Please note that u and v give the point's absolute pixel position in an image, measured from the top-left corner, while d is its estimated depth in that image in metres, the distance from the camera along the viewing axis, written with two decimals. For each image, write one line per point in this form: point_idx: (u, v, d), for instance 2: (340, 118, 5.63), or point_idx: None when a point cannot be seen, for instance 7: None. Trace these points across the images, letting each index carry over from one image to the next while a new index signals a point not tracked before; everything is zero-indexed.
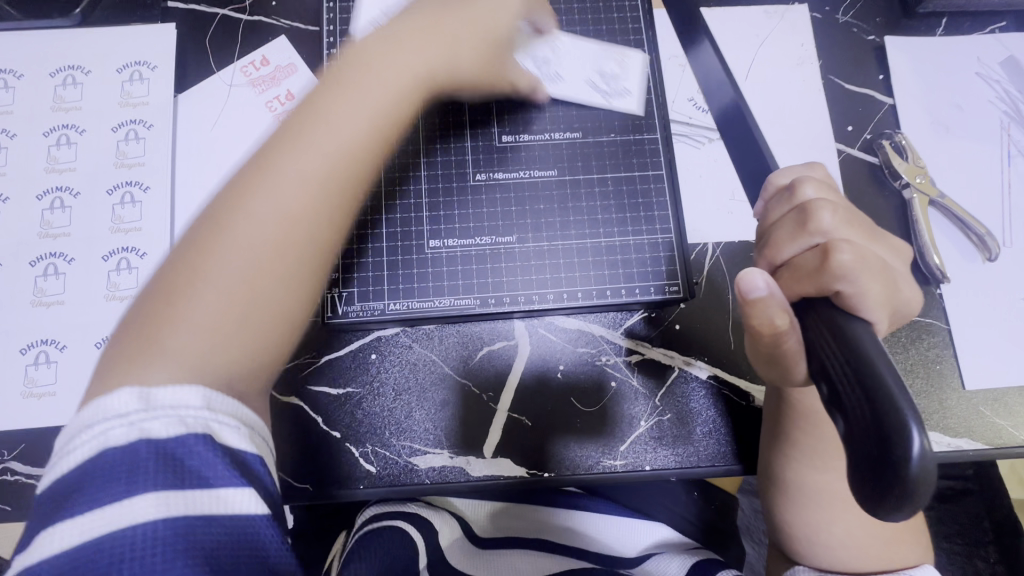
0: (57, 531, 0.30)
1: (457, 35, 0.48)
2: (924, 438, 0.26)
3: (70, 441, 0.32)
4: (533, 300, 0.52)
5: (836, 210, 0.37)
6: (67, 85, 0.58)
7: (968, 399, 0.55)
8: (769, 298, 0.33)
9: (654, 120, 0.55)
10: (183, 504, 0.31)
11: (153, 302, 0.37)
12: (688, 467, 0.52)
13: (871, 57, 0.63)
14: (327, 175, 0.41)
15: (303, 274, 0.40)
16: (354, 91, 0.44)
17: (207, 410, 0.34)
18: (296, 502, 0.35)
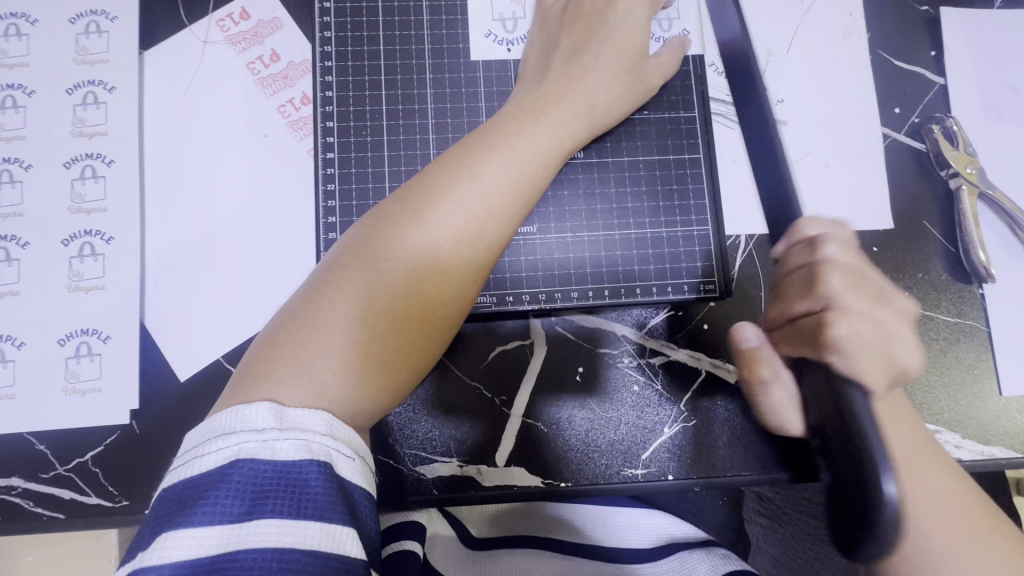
0: (175, 540, 0.28)
1: (605, 61, 0.44)
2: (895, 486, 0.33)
3: (205, 447, 0.31)
4: (554, 298, 0.47)
5: (849, 272, 0.37)
6: (9, 37, 0.49)
7: (1004, 405, 0.52)
8: (760, 349, 0.44)
9: (692, 94, 0.49)
10: (302, 536, 0.29)
11: (279, 332, 0.35)
12: (712, 476, 0.49)
13: (924, 31, 0.57)
14: (482, 230, 0.39)
15: (444, 319, 0.39)
16: (523, 145, 0.41)
17: (266, 438, 0.31)
18: (328, 562, 0.29)
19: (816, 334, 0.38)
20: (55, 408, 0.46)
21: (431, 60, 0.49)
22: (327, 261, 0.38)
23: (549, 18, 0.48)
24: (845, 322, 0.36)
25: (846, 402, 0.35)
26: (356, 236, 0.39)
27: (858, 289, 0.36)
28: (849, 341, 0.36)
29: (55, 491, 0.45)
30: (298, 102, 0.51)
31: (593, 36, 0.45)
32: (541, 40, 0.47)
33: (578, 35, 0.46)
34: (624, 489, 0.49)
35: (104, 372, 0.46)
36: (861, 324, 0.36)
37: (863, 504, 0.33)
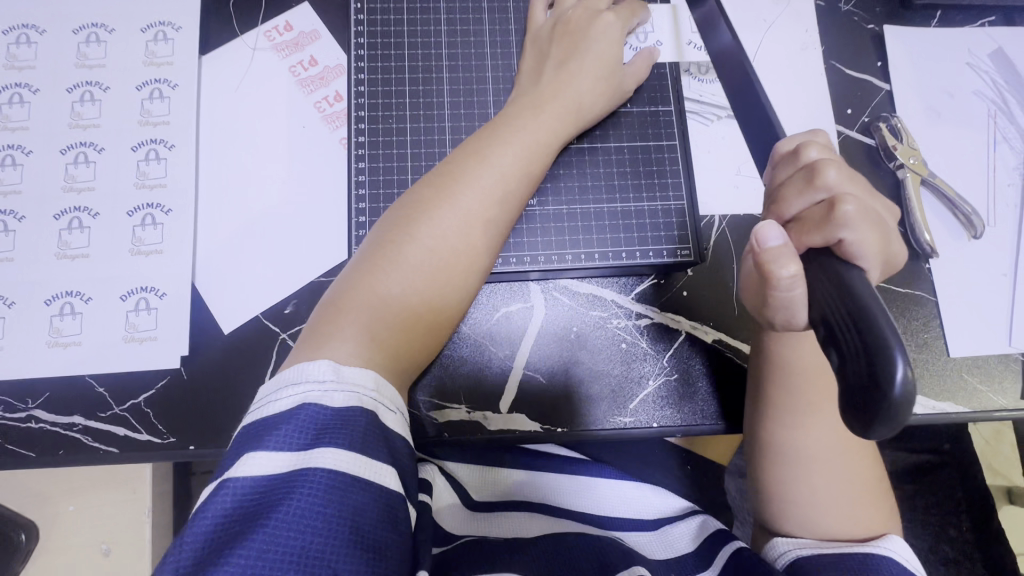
0: (251, 462, 0.34)
1: (588, 70, 0.53)
2: (907, 367, 0.29)
3: (275, 394, 0.37)
4: (552, 259, 0.54)
5: (840, 167, 0.40)
6: (90, 43, 0.58)
7: (953, 366, 0.59)
8: (784, 248, 0.38)
9: (667, 93, 0.58)
10: (353, 467, 0.35)
11: (321, 318, 0.43)
12: (692, 425, 0.55)
13: (871, 45, 0.66)
14: (466, 242, 0.47)
15: (445, 312, 0.47)
16: (494, 168, 0.48)
17: (327, 388, 0.37)
18: (371, 490, 0.35)
19: (826, 218, 0.38)
20: (115, 354, 0.52)
21: (448, 63, 0.58)
22: (346, 275, 0.46)
23: (540, 37, 0.56)
24: (853, 202, 0.38)
25: (845, 277, 0.36)
26: (366, 256, 0.46)
27: (851, 181, 0.40)
28: (857, 218, 0.37)
29: (110, 428, 0.51)
30: (332, 99, 0.60)
31: (581, 45, 0.54)
32: (534, 53, 0.56)
33: (564, 48, 0.54)
34: (614, 435, 0.55)
35: (160, 324, 0.53)
36: (864, 208, 0.39)
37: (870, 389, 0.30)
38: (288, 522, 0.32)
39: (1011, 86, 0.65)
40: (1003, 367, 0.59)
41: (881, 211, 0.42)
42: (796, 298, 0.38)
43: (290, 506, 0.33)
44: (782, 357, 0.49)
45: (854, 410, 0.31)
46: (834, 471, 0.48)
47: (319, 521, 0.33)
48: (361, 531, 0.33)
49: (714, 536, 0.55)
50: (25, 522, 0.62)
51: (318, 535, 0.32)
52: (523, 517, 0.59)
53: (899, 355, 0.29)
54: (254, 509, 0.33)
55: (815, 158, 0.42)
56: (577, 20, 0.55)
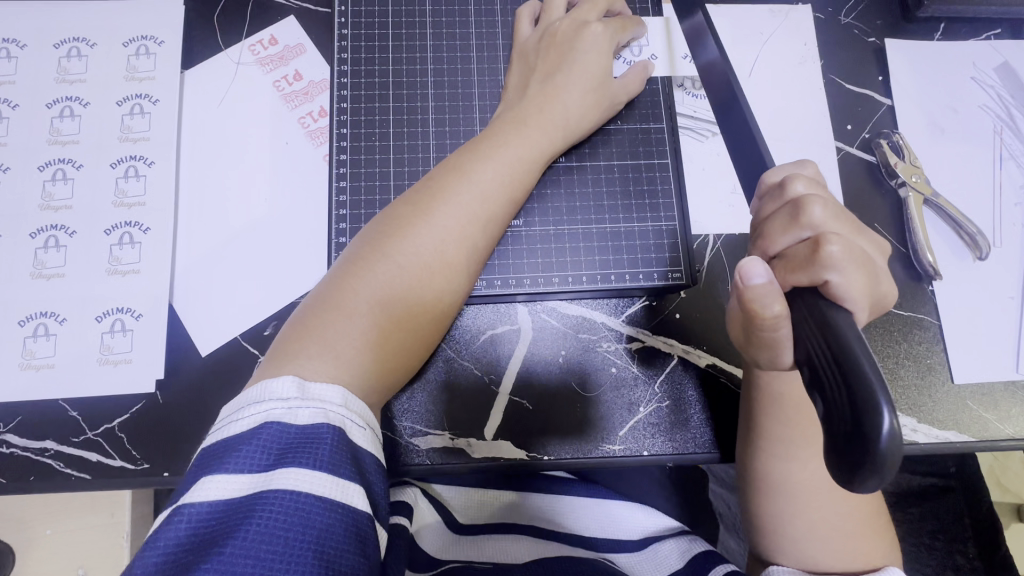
0: (209, 486, 0.33)
1: (576, 83, 0.51)
2: (894, 417, 0.28)
3: (237, 413, 0.36)
4: (539, 282, 0.52)
5: (826, 203, 0.39)
6: (71, 58, 0.57)
7: (957, 392, 0.57)
8: (770, 285, 0.36)
9: (660, 109, 0.56)
10: (317, 486, 0.33)
11: (292, 334, 0.42)
12: (684, 454, 0.53)
13: (872, 59, 0.64)
14: (444, 262, 0.45)
15: (421, 333, 0.45)
16: (475, 185, 0.47)
17: (290, 405, 0.36)
18: (335, 510, 0.33)
19: (812, 256, 0.37)
20: (89, 377, 0.51)
21: (433, 78, 0.57)
22: (320, 291, 0.44)
23: (527, 50, 0.54)
24: (839, 242, 0.36)
25: (828, 313, 0.34)
26: (340, 271, 0.44)
27: (837, 219, 0.38)
28: (843, 260, 0.36)
29: (83, 454, 0.50)
30: (316, 115, 0.59)
31: (569, 60, 0.52)
32: (520, 67, 0.54)
33: (552, 63, 0.52)
34: (603, 463, 0.53)
35: (135, 346, 0.52)
36: (851, 247, 0.37)
37: (859, 438, 0.28)
38: (244, 546, 0.30)
39: (1018, 101, 0.63)
40: (1010, 394, 0.56)
41: (869, 249, 0.40)
42: (782, 337, 0.37)
43: (247, 529, 0.31)
44: (772, 388, 0.47)
45: (838, 457, 0.30)
46: (830, 500, 0.46)
47: (276, 546, 0.31)
48: (323, 554, 0.32)
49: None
50: (1, 545, 0.60)
51: (276, 560, 0.30)
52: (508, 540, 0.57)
53: (885, 402, 0.28)
54: (210, 534, 0.32)
55: (801, 192, 0.40)
56: (564, 32, 0.53)
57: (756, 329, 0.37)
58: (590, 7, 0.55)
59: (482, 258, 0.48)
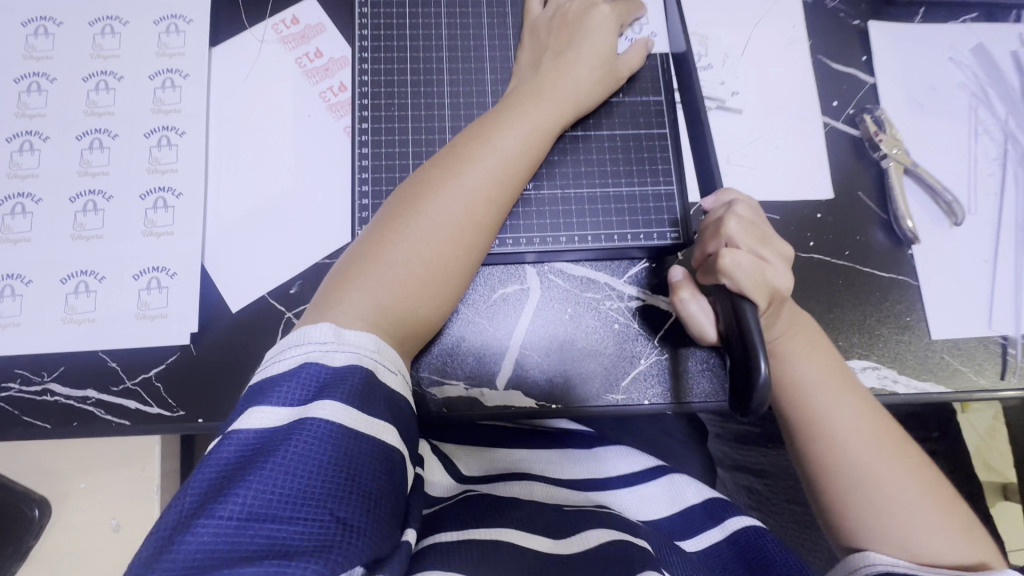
0: (257, 414, 0.38)
1: (584, 59, 0.55)
2: (766, 368, 0.42)
3: (278, 354, 0.40)
4: (547, 241, 0.56)
5: (742, 218, 0.49)
6: (105, 34, 0.61)
7: (934, 348, 0.61)
8: (683, 281, 0.55)
9: (658, 82, 0.60)
10: (352, 421, 0.38)
11: (332, 287, 0.46)
12: (681, 403, 0.58)
13: (856, 40, 0.68)
14: (470, 220, 0.49)
15: (449, 285, 0.49)
16: (496, 150, 0.51)
17: (328, 347, 0.40)
18: (365, 440, 0.38)
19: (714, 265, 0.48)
20: (126, 331, 0.54)
21: (448, 54, 0.61)
22: (357, 246, 0.48)
23: (538, 28, 0.58)
24: (734, 255, 0.47)
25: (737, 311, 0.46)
26: (376, 227, 0.48)
27: (746, 231, 0.48)
28: (735, 269, 0.46)
29: (122, 401, 0.54)
30: (336, 89, 0.62)
31: (576, 37, 0.56)
32: (533, 44, 0.58)
33: (560, 40, 0.57)
34: (607, 411, 0.57)
35: (170, 303, 0.55)
36: (747, 250, 0.47)
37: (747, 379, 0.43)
38: (287, 465, 0.35)
39: (992, 79, 0.67)
40: (983, 350, 0.61)
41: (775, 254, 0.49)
42: (693, 314, 0.54)
43: (289, 452, 0.36)
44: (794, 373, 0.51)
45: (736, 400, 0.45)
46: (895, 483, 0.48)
47: (313, 466, 0.36)
48: (354, 478, 0.36)
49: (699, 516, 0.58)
50: (39, 497, 0.64)
51: (313, 477, 0.35)
52: (517, 484, 0.58)
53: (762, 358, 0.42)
54: (257, 454, 0.36)
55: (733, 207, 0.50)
56: (574, 10, 0.57)
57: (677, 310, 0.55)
58: None
59: (503, 218, 0.52)
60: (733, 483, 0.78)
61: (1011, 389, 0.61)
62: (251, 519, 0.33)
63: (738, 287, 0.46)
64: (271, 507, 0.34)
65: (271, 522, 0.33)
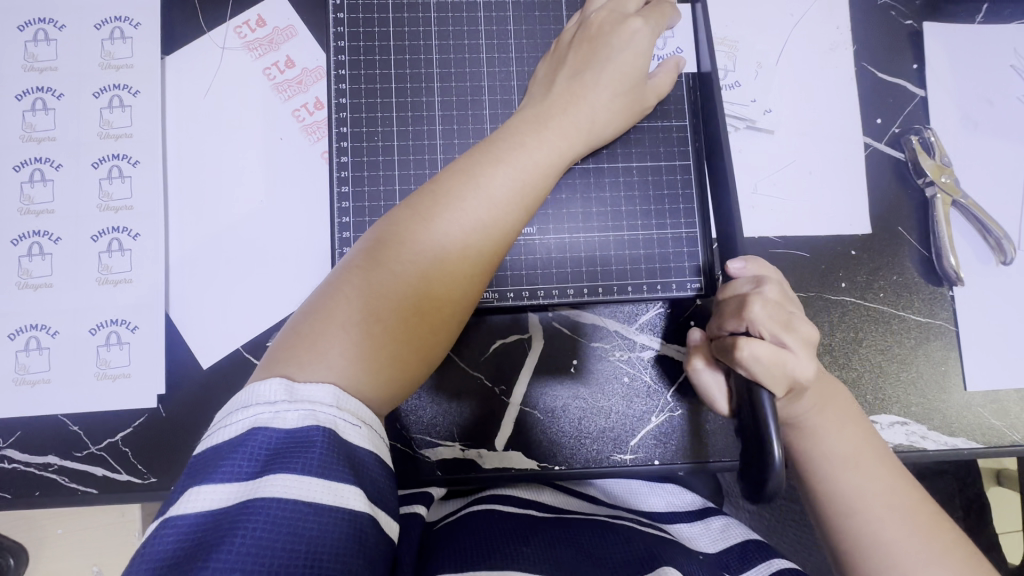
0: (196, 495, 0.30)
1: (607, 82, 0.47)
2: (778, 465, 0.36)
3: (225, 418, 0.33)
4: (552, 293, 0.52)
5: (770, 301, 0.42)
6: (39, 42, 0.52)
7: (969, 399, 0.56)
8: (699, 345, 0.50)
9: (684, 104, 0.53)
10: (308, 493, 0.30)
11: (305, 325, 0.37)
12: (696, 463, 0.53)
13: (907, 44, 0.60)
14: (445, 274, 0.40)
15: (437, 329, 0.40)
16: (507, 170, 0.43)
17: (278, 410, 0.32)
18: (328, 515, 0.30)
19: (731, 340, 0.43)
20: (86, 392, 0.49)
21: (440, 70, 0.52)
22: (335, 279, 0.40)
23: (560, 43, 0.51)
24: (750, 342, 0.40)
25: (754, 392, 0.39)
26: (358, 258, 0.40)
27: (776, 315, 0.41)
28: (753, 356, 0.40)
29: (88, 469, 0.49)
30: (312, 107, 0.54)
31: (599, 56, 0.48)
32: (549, 62, 0.51)
33: (580, 55, 0.48)
34: (614, 472, 0.53)
35: (134, 360, 0.50)
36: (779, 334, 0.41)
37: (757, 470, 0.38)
38: (239, 554, 0.28)
39: None
40: (1020, 401, 0.56)
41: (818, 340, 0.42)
42: (712, 386, 0.48)
43: (236, 542, 0.29)
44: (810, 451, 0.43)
45: (747, 492, 0.39)
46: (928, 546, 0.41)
47: (264, 555, 0.29)
48: (327, 559, 0.29)
49: (743, 547, 0.47)
50: (13, 545, 0.60)
51: (266, 570, 0.28)
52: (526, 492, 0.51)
53: (774, 456, 0.37)
54: (199, 544, 0.29)
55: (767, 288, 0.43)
56: (601, 24, 0.49)
57: (693, 379, 0.50)
58: None
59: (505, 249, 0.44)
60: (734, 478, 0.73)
61: None
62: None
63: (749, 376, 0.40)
64: None
65: None
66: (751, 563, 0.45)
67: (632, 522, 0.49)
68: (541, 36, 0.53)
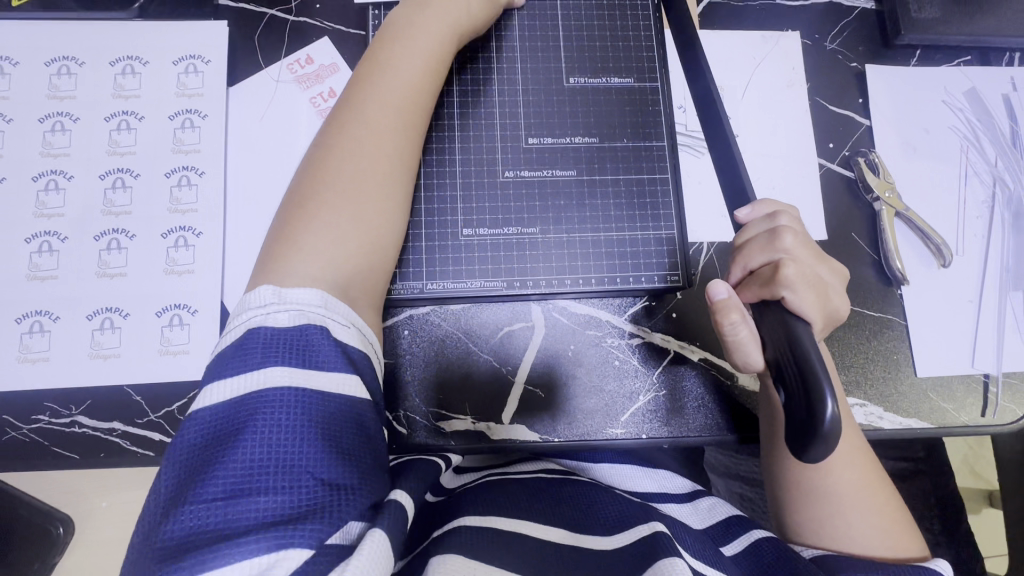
0: (215, 390, 0.37)
1: (437, 28, 0.56)
2: (835, 405, 0.36)
3: (228, 325, 0.41)
4: (553, 284, 0.60)
5: (798, 234, 0.45)
6: (126, 74, 0.63)
7: (919, 385, 0.64)
8: (731, 300, 0.44)
9: (662, 129, 0.64)
10: (310, 382, 0.38)
11: (274, 238, 0.47)
12: (679, 437, 0.60)
13: (853, 82, 0.70)
14: (362, 219, 0.48)
15: (377, 244, 0.49)
16: (354, 123, 0.50)
17: (271, 310, 0.40)
18: (332, 403, 0.39)
19: (771, 279, 0.43)
20: (150, 367, 0.57)
21: (459, 98, 0.63)
22: (284, 207, 0.48)
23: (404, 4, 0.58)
24: (793, 266, 0.43)
25: (793, 329, 0.40)
26: (300, 185, 0.49)
27: (805, 247, 0.44)
28: (796, 281, 0.43)
29: (148, 434, 0.56)
30: None
31: (420, 17, 0.56)
32: (390, 26, 0.56)
33: (401, 22, 0.56)
34: (608, 445, 0.60)
35: (192, 339, 0.58)
36: (805, 271, 0.44)
37: (806, 408, 0.37)
38: (258, 436, 0.35)
39: (983, 123, 0.70)
40: (966, 388, 0.64)
41: (829, 273, 0.46)
42: (743, 339, 0.44)
43: (257, 426, 0.36)
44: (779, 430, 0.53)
45: (790, 437, 0.38)
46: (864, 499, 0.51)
47: (283, 435, 0.36)
48: (329, 433, 0.37)
49: (725, 524, 0.53)
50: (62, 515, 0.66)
51: (285, 446, 0.36)
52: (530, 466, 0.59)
53: (829, 394, 0.36)
54: (225, 429, 0.36)
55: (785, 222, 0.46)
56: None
57: (721, 335, 0.45)
58: None
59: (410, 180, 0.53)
60: (727, 489, 0.81)
61: (993, 424, 0.64)
62: (233, 497, 0.34)
63: (795, 304, 0.42)
64: (260, 476, 0.35)
65: (256, 494, 0.34)
66: (735, 533, 0.52)
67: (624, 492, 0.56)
68: (543, 71, 0.64)
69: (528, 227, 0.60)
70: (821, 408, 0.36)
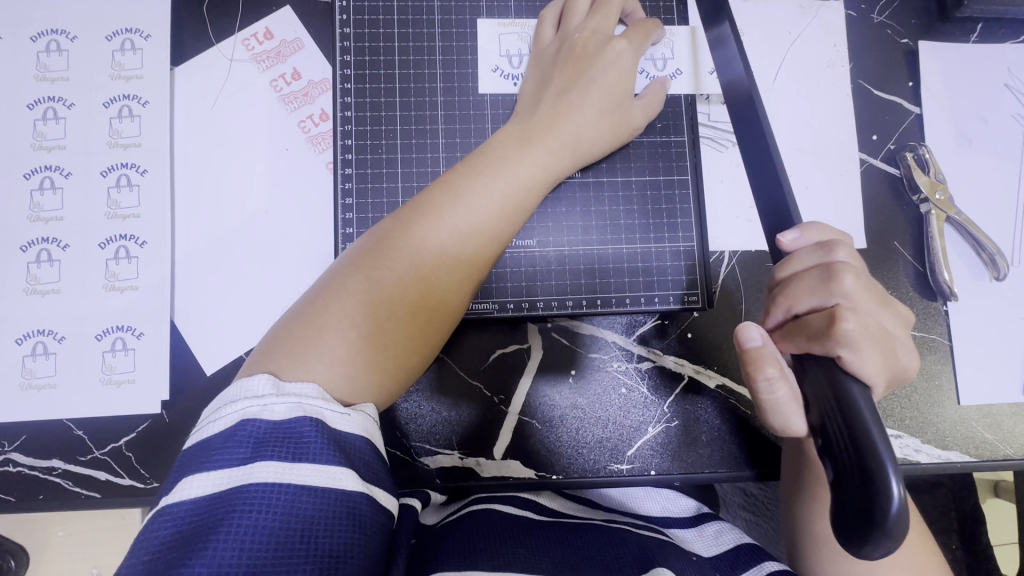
0: (190, 484, 0.31)
1: (592, 100, 0.48)
2: (902, 486, 0.29)
3: (212, 414, 0.34)
4: (551, 305, 0.53)
5: (860, 274, 0.37)
6: (51, 53, 0.53)
7: (961, 413, 0.57)
8: (766, 349, 0.37)
9: (682, 120, 0.54)
10: (305, 476, 0.31)
11: (292, 332, 0.38)
12: (693, 472, 0.54)
13: (903, 62, 0.61)
14: (392, 319, 0.40)
15: (417, 348, 0.42)
16: (470, 201, 0.43)
17: (266, 402, 0.33)
18: (330, 498, 0.31)
19: (824, 331, 0.36)
20: (92, 397, 0.50)
21: (443, 84, 0.53)
22: (308, 299, 0.40)
23: (545, 55, 0.51)
24: (854, 320, 0.35)
25: (847, 391, 0.33)
26: (350, 272, 0.41)
27: (868, 292, 0.36)
28: (858, 338, 0.35)
29: (91, 474, 0.50)
30: (317, 118, 0.55)
31: (584, 76, 0.48)
32: (538, 77, 0.51)
33: (567, 75, 0.49)
34: (611, 483, 0.53)
35: (138, 365, 0.51)
36: (868, 323, 0.36)
37: (862, 486, 0.30)
38: (235, 534, 0.29)
39: None
40: (1013, 417, 0.57)
41: (893, 320, 0.38)
42: (781, 398, 0.37)
43: (238, 522, 0.29)
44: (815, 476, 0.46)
45: (835, 517, 0.31)
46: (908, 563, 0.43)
47: (267, 533, 0.29)
48: (318, 529, 0.30)
49: (735, 553, 0.47)
50: (14, 546, 0.60)
51: (270, 547, 0.29)
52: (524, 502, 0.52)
53: (893, 475, 0.29)
54: (199, 526, 0.30)
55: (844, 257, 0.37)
56: (584, 45, 0.49)
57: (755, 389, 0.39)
58: (608, 16, 0.51)
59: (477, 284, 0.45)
60: (731, 487, 0.74)
61: None
62: None
63: (850, 365, 0.35)
64: None
65: None
66: (743, 567, 0.45)
67: (629, 524, 0.49)
68: None
69: (524, 239, 0.52)
70: (883, 490, 0.29)
